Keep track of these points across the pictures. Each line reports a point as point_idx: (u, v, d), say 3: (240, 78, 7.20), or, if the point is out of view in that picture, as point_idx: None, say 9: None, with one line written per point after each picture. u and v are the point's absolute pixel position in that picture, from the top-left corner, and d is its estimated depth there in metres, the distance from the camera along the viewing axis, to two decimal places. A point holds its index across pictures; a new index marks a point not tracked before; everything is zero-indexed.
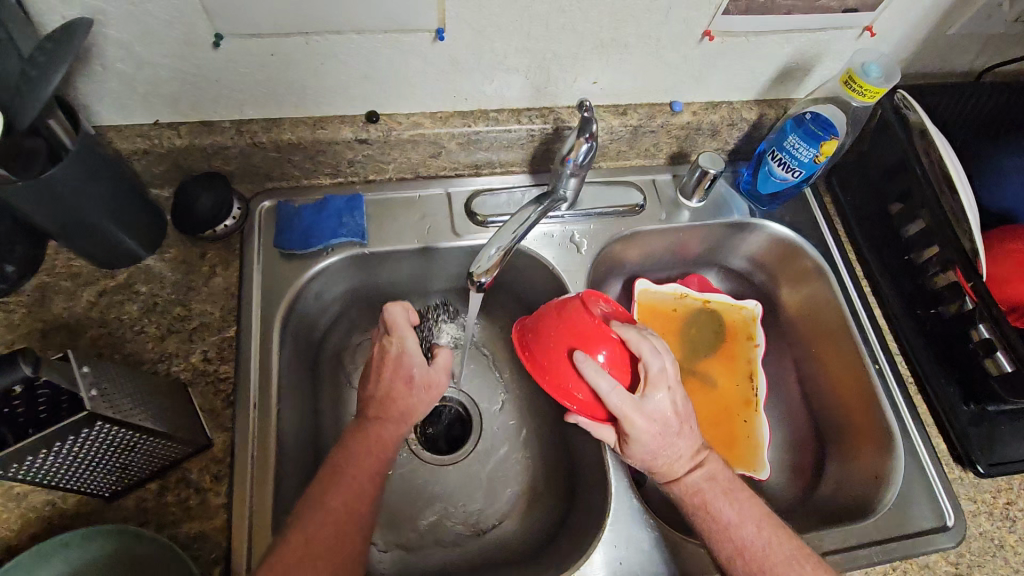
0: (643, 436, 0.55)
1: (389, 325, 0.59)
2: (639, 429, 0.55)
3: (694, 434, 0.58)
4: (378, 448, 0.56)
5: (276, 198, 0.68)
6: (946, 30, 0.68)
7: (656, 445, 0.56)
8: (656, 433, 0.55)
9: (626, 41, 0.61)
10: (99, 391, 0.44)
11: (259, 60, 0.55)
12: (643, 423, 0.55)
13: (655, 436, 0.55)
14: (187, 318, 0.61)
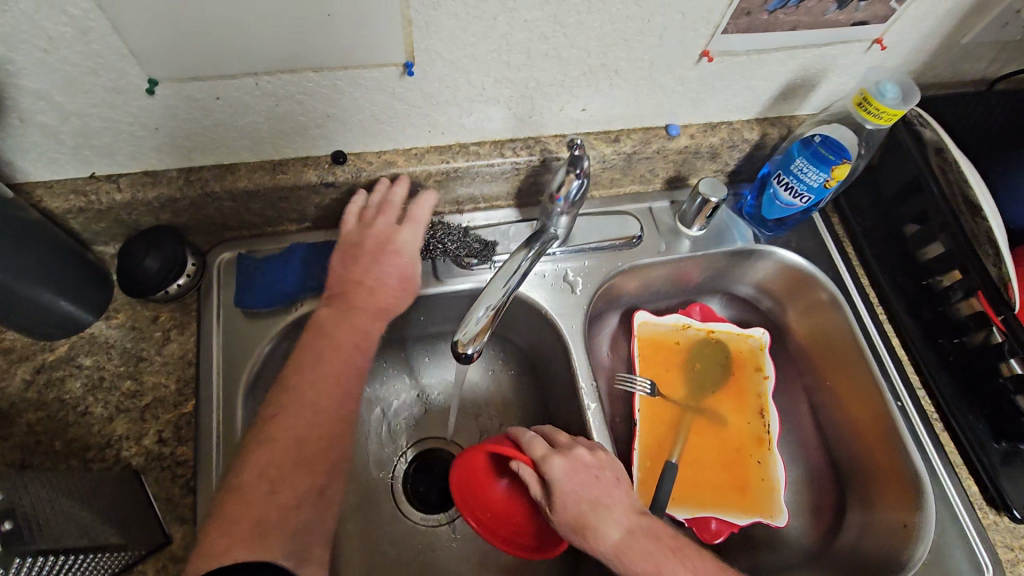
0: (569, 483, 0.52)
1: (411, 211, 0.58)
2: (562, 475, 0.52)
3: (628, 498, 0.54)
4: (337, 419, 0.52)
5: (237, 249, 0.62)
6: (960, 39, 0.63)
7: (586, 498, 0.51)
8: (577, 471, 0.53)
9: (617, 66, 0.55)
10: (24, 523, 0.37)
11: (204, 105, 0.49)
12: (563, 466, 0.53)
13: (583, 484, 0.52)
14: (140, 393, 0.54)
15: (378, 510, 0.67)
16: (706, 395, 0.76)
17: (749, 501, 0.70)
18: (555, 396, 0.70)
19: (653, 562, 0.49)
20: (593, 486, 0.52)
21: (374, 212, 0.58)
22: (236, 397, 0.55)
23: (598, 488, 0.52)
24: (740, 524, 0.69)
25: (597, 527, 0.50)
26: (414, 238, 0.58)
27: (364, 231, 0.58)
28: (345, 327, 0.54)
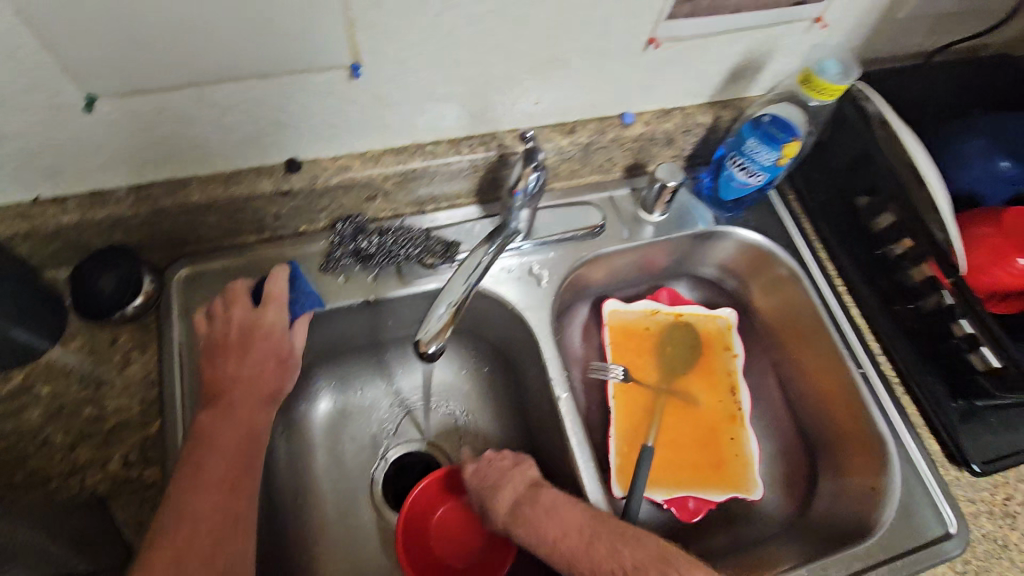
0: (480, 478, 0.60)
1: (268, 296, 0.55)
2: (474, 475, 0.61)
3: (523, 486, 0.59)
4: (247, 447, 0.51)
5: (195, 264, 0.61)
6: (896, 14, 0.65)
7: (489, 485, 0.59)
8: (482, 469, 0.61)
9: (566, 57, 0.56)
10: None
11: (148, 120, 0.48)
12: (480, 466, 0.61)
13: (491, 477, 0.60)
14: (102, 418, 0.53)
15: (359, 517, 0.66)
16: (679, 377, 0.78)
17: (725, 477, 0.72)
18: (529, 390, 0.70)
19: (529, 525, 0.55)
20: (498, 476, 0.60)
21: (224, 306, 0.55)
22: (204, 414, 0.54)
23: (500, 477, 0.59)
24: (717, 501, 0.71)
25: (493, 502, 0.58)
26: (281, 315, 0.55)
27: (224, 323, 0.54)
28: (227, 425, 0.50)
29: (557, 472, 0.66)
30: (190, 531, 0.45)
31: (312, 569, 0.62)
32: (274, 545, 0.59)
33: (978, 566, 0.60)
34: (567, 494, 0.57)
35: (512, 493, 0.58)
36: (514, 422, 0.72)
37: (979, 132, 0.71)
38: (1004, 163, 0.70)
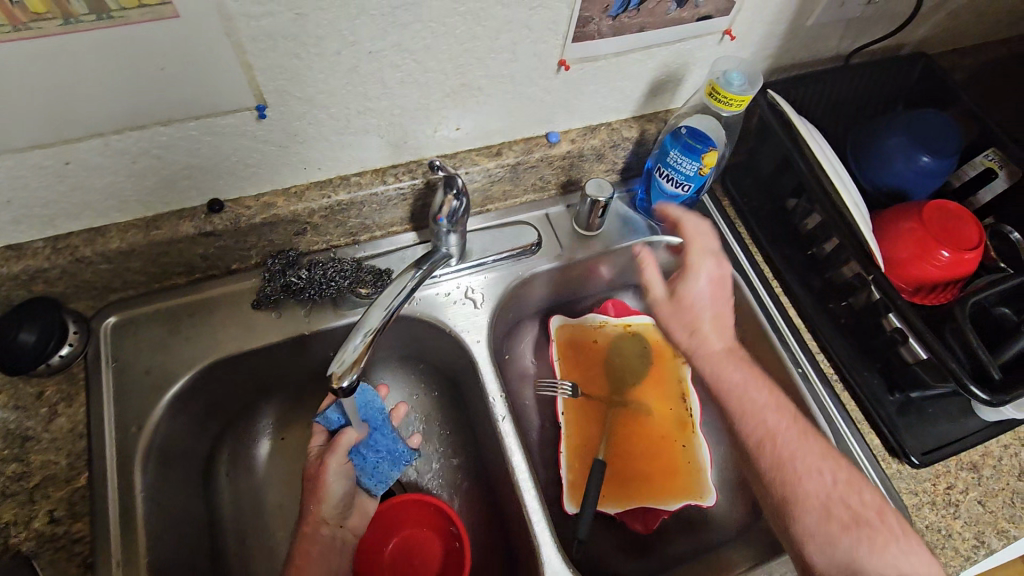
0: (700, 277, 0.72)
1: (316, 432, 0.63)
2: (708, 278, 0.72)
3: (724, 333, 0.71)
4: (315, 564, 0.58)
5: (124, 311, 0.60)
6: (805, 22, 0.67)
7: (711, 309, 0.72)
8: (713, 288, 0.72)
9: (479, 84, 0.57)
10: None
11: (54, 172, 0.48)
12: (715, 265, 0.72)
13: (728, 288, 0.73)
14: (27, 474, 0.52)
15: None
16: (629, 388, 0.78)
17: (678, 485, 0.72)
18: (476, 412, 0.70)
19: (739, 391, 0.65)
20: (727, 297, 0.72)
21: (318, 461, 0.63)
22: (134, 462, 0.54)
23: (727, 298, 0.72)
24: (672, 510, 0.71)
25: (702, 337, 0.71)
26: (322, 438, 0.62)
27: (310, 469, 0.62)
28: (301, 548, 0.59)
29: (504, 495, 0.65)
30: None
31: None
32: None
33: None
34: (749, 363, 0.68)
35: (712, 326, 0.71)
36: (466, 445, 0.72)
37: (896, 130, 0.72)
38: (924, 159, 0.71)
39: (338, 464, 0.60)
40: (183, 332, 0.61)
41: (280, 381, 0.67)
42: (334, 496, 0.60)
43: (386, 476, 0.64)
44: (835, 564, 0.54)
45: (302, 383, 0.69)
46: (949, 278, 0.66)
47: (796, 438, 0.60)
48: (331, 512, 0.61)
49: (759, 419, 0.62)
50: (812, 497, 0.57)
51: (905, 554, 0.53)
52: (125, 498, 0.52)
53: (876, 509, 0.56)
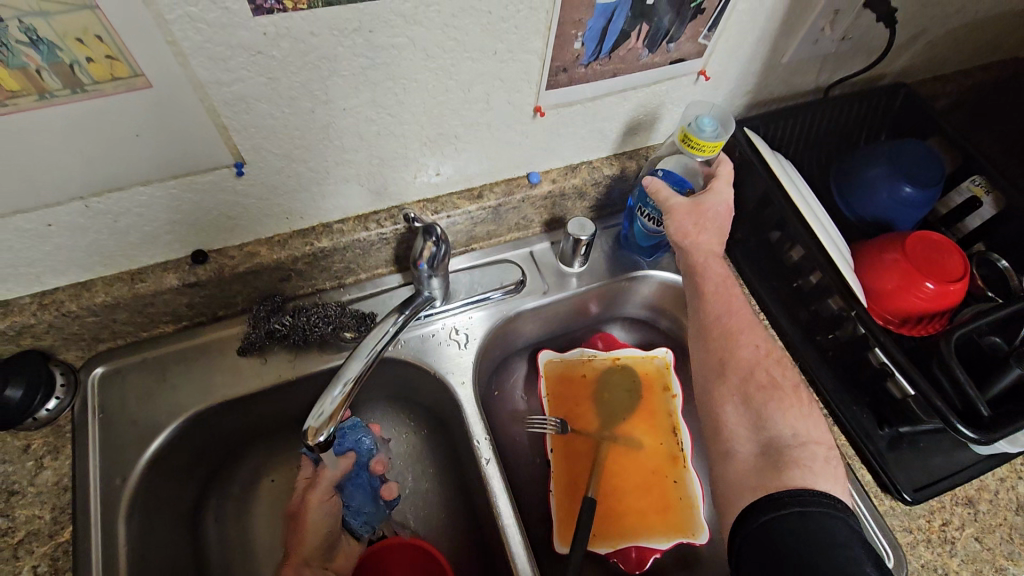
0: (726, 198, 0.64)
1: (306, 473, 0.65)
2: (726, 202, 0.64)
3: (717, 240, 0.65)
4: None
5: (111, 362, 0.61)
6: (780, 59, 0.68)
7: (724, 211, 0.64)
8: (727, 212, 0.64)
9: (455, 132, 0.58)
10: None
11: (38, 234, 0.49)
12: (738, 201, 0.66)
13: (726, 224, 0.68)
14: (12, 531, 0.52)
15: None
16: (619, 423, 0.78)
17: (670, 522, 0.71)
18: (464, 452, 0.70)
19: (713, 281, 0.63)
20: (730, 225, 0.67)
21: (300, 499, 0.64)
22: (118, 510, 0.54)
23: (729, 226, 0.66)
24: (665, 548, 0.70)
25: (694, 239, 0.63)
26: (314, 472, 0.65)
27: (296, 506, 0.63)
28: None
29: (492, 537, 0.65)
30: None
31: None
32: None
33: None
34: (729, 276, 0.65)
35: (718, 231, 0.64)
36: (455, 486, 0.72)
37: (878, 160, 0.73)
38: (907, 189, 0.70)
39: (320, 496, 0.63)
40: (170, 381, 0.61)
41: (269, 425, 0.68)
42: (317, 534, 0.61)
43: (370, 517, 0.67)
44: (745, 421, 0.57)
45: (290, 424, 0.70)
46: (935, 311, 0.66)
47: (749, 329, 0.61)
48: (313, 552, 0.60)
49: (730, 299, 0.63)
50: (749, 367, 0.59)
51: (803, 419, 0.57)
52: (108, 553, 0.52)
53: (793, 384, 0.59)
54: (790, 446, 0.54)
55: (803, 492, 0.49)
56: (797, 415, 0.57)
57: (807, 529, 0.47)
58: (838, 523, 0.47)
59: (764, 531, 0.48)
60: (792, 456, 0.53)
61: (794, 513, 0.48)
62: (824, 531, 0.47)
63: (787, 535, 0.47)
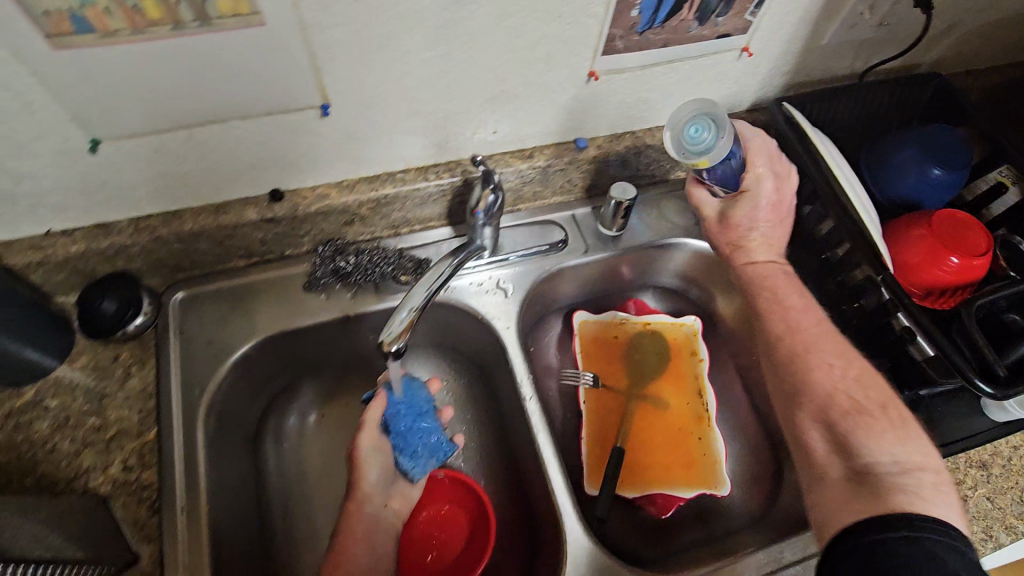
0: (768, 196, 0.68)
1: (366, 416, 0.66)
2: (765, 201, 0.68)
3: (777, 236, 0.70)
4: (363, 538, 0.64)
5: (190, 288, 0.67)
6: (820, 41, 0.72)
7: (772, 210, 0.69)
8: (768, 215, 0.69)
9: (516, 91, 0.63)
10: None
11: (144, 159, 0.55)
12: (785, 184, 0.69)
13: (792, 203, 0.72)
14: (104, 427, 0.58)
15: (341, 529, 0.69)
16: (648, 382, 0.82)
17: (693, 475, 0.75)
18: (503, 396, 0.75)
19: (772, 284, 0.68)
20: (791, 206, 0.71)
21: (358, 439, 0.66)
22: (199, 416, 0.60)
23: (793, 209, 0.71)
24: (687, 497, 0.74)
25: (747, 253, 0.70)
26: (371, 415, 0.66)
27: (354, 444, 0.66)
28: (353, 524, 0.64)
29: (529, 471, 0.70)
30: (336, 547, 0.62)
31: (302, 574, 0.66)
32: (265, 541, 0.65)
33: None
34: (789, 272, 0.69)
35: (762, 236, 0.70)
36: (493, 430, 0.77)
37: (909, 144, 0.76)
38: (935, 172, 0.74)
39: (372, 441, 0.66)
40: (242, 309, 0.67)
41: (328, 358, 0.74)
42: (372, 472, 0.66)
43: (424, 463, 0.67)
44: (828, 444, 0.57)
45: (343, 360, 0.75)
46: (957, 283, 0.69)
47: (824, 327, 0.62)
48: (371, 488, 0.66)
49: (798, 298, 0.66)
50: (843, 381, 0.58)
51: (900, 442, 0.54)
52: (189, 453, 0.58)
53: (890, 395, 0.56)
54: (894, 474, 0.52)
55: (919, 519, 0.47)
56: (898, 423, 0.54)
57: (914, 551, 0.44)
58: (941, 546, 0.45)
59: (872, 550, 0.46)
60: (893, 482, 0.51)
61: (898, 535, 0.46)
62: (929, 554, 0.44)
63: (895, 556, 0.44)
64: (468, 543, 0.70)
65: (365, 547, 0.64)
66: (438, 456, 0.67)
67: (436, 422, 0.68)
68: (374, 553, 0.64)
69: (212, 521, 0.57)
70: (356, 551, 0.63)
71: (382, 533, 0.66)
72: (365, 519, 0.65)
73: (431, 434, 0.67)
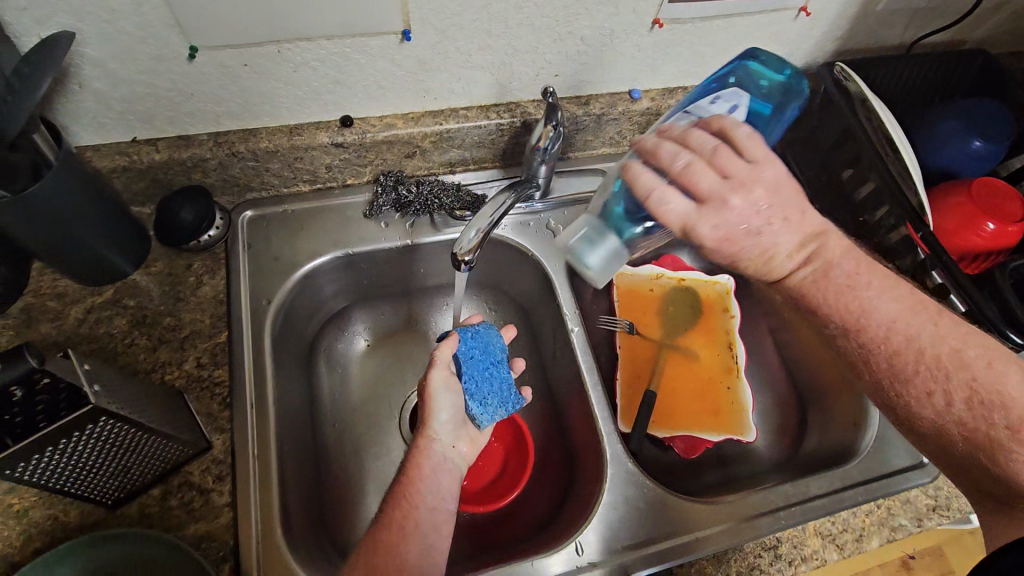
0: (725, 228, 0.53)
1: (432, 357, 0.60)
2: (731, 212, 0.52)
3: (788, 231, 0.54)
4: (434, 480, 0.56)
5: (259, 208, 0.70)
6: (875, 7, 0.74)
7: (754, 233, 0.53)
8: (730, 227, 0.53)
9: (582, 33, 0.65)
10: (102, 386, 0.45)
11: (232, 72, 0.58)
12: (733, 204, 0.52)
13: (788, 191, 0.54)
14: (178, 327, 0.62)
15: (385, 445, 0.73)
16: (681, 334, 0.85)
17: (720, 420, 0.78)
18: (545, 333, 0.78)
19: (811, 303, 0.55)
20: (784, 204, 0.54)
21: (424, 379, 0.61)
22: (265, 324, 0.64)
23: (789, 205, 0.54)
24: (715, 441, 0.78)
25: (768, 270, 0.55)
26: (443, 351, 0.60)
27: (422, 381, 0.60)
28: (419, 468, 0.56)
29: (569, 403, 0.74)
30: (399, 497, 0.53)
31: (349, 483, 0.69)
32: (317, 448, 0.69)
33: (948, 492, 0.66)
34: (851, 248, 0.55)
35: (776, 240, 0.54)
36: (530, 367, 0.81)
37: (952, 116, 0.77)
38: (976, 143, 0.76)
39: (444, 375, 0.59)
40: (307, 231, 0.70)
41: (381, 285, 0.77)
42: (442, 411, 0.59)
43: (493, 411, 0.60)
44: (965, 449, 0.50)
45: (394, 290, 0.79)
46: (991, 249, 0.72)
47: (892, 318, 0.52)
48: (443, 426, 0.59)
49: (853, 301, 0.53)
50: (941, 382, 0.50)
51: None
52: (257, 356, 0.62)
53: (992, 354, 0.50)
54: None
55: None
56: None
57: None
58: None
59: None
60: None
61: None
62: None
63: None
64: (505, 470, 0.73)
65: (436, 502, 0.54)
66: (508, 408, 0.61)
67: (508, 370, 0.63)
68: (438, 494, 0.55)
69: (277, 417, 0.61)
70: (422, 489, 0.54)
71: (447, 475, 0.57)
72: (435, 462, 0.57)
73: (501, 384, 0.61)
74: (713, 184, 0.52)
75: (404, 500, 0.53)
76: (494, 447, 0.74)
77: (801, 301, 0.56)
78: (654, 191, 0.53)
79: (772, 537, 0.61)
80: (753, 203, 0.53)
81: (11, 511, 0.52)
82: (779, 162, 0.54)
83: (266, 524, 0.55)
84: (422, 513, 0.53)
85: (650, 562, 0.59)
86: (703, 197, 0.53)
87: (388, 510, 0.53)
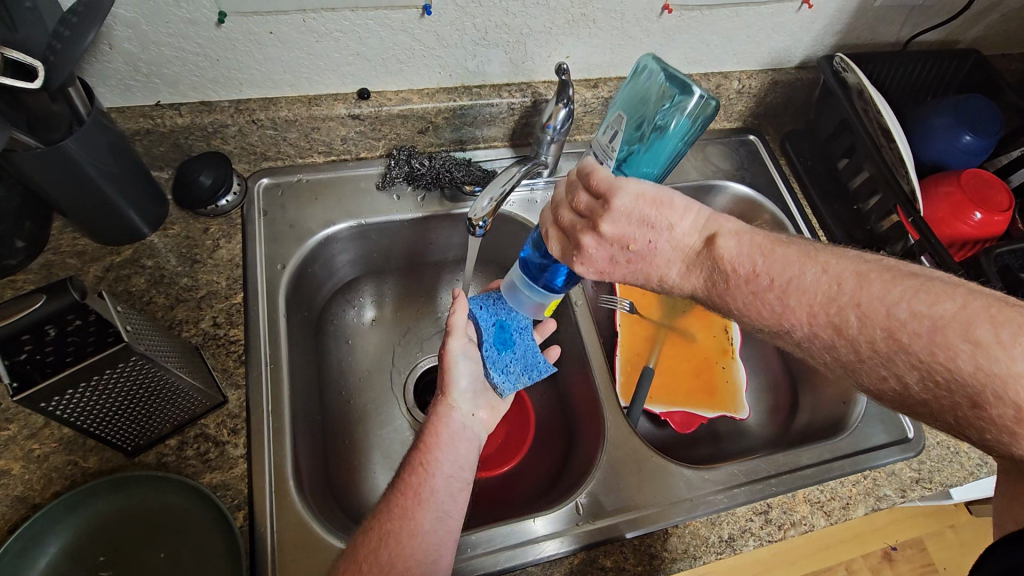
0: (595, 265, 0.53)
1: (450, 325, 0.60)
2: (590, 248, 0.51)
3: (669, 252, 0.52)
4: (450, 446, 0.56)
5: (275, 176, 0.72)
6: (874, 2, 0.77)
7: (623, 263, 0.52)
8: (603, 259, 0.52)
9: (594, 16, 0.67)
10: (130, 328, 0.47)
11: (258, 39, 0.60)
12: (594, 245, 0.51)
13: (642, 209, 0.50)
14: (194, 288, 0.64)
15: (391, 412, 0.75)
16: (678, 316, 0.88)
17: (715, 400, 0.81)
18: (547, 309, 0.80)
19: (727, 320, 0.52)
20: (640, 226, 0.51)
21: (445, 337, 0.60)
22: (279, 286, 0.66)
23: (645, 224, 0.51)
24: (709, 417, 0.80)
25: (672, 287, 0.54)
26: (462, 312, 0.60)
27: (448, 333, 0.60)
28: (440, 432, 0.56)
29: (573, 374, 0.76)
30: (412, 461, 0.54)
31: (356, 447, 0.71)
32: (325, 410, 0.70)
33: (930, 466, 0.69)
34: (755, 241, 0.51)
35: (659, 262, 0.52)
36: None
37: (944, 111, 0.79)
38: (966, 138, 0.78)
39: (462, 342, 0.60)
40: (320, 201, 0.72)
41: (393, 257, 0.79)
42: (463, 378, 0.59)
43: (515, 379, 0.61)
44: None
45: (403, 262, 0.81)
46: (982, 237, 0.75)
47: (810, 314, 0.48)
48: (462, 394, 0.59)
49: (771, 307, 0.49)
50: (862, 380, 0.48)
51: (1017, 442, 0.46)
52: (271, 317, 0.64)
53: (914, 329, 0.44)
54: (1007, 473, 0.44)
55: None
56: (967, 372, 0.41)
57: None
58: None
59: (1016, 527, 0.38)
60: None
61: None
62: None
63: None
64: (506, 440, 0.77)
65: (455, 469, 0.55)
66: (532, 375, 0.62)
67: (532, 340, 0.64)
68: (456, 462, 0.55)
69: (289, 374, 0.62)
70: (440, 456, 0.55)
71: (466, 443, 0.57)
72: (455, 427, 0.57)
73: (525, 353, 0.62)
74: (578, 218, 0.52)
75: (420, 468, 0.54)
76: (500, 432, 0.77)
77: (721, 309, 0.53)
78: (545, 229, 0.56)
79: (764, 503, 0.64)
80: (613, 236, 0.51)
81: (31, 455, 0.53)
82: (628, 185, 0.50)
83: (279, 476, 0.56)
84: (438, 480, 0.53)
85: (641, 526, 0.61)
86: (572, 231, 0.53)
87: (404, 477, 0.53)
